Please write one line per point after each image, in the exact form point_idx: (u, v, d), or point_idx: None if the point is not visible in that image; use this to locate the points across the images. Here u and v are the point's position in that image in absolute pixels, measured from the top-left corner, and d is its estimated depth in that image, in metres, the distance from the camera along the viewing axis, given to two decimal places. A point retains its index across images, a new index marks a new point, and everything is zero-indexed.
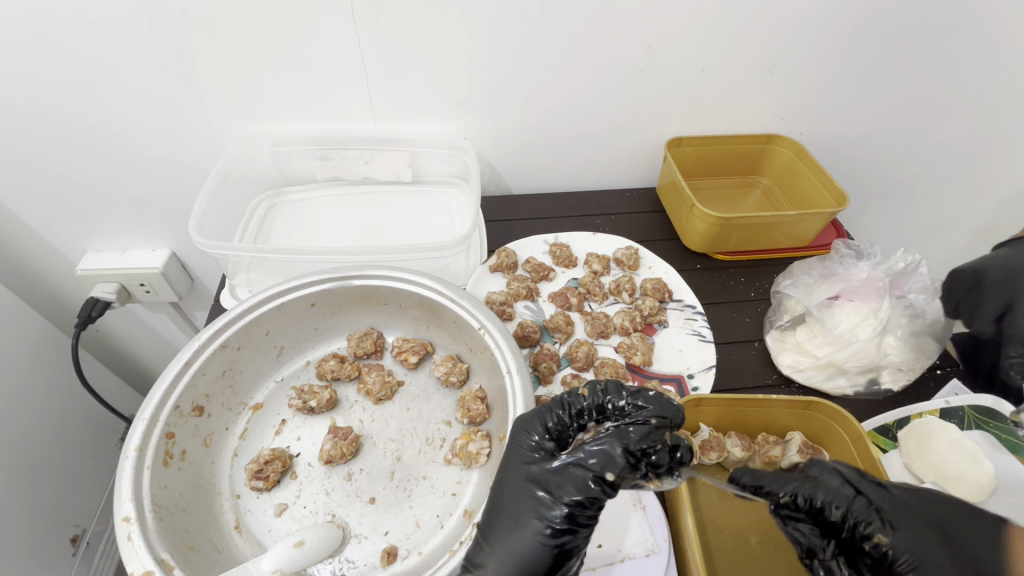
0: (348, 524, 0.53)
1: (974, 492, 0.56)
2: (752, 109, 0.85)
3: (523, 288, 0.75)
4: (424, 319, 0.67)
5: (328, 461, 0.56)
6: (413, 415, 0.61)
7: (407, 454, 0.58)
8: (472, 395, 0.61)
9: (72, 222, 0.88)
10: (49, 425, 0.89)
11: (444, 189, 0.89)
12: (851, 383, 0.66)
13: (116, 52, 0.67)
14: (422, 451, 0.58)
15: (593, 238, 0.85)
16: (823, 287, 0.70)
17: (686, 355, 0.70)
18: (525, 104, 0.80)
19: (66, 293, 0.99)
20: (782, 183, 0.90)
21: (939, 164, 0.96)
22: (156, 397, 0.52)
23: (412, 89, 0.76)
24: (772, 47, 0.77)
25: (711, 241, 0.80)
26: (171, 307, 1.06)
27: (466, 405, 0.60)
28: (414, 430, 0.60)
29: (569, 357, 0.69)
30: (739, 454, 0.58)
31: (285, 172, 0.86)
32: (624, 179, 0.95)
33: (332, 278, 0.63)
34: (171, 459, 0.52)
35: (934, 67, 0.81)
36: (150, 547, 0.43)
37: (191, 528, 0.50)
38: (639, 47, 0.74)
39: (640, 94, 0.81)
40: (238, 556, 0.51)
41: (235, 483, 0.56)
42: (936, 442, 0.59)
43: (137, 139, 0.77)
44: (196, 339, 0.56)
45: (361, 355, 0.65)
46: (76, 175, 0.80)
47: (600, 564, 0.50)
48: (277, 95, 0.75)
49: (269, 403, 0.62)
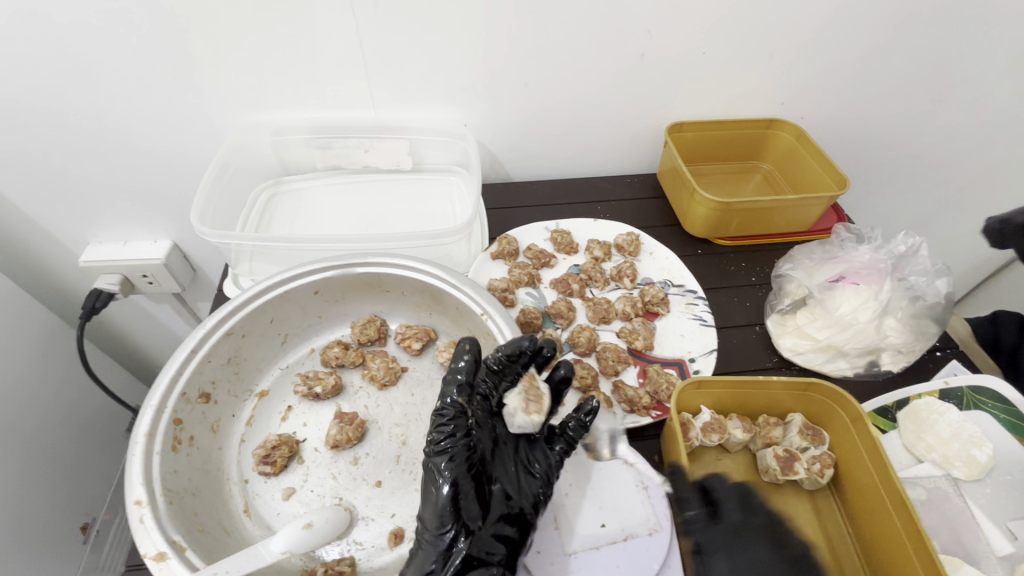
0: (355, 506, 0.54)
1: (972, 471, 0.57)
2: (753, 94, 0.85)
3: (525, 275, 0.76)
4: (427, 306, 0.67)
5: (334, 446, 0.56)
6: (468, 435, 0.48)
7: (492, 551, 0.46)
8: (550, 447, 0.53)
9: (74, 217, 0.88)
10: (57, 419, 0.90)
11: (445, 177, 0.89)
12: (851, 365, 0.67)
13: (113, 44, 0.67)
14: (499, 524, 0.47)
15: (594, 224, 0.85)
16: (825, 269, 0.71)
17: (687, 339, 0.71)
18: (525, 91, 0.80)
19: (69, 284, 0.99)
20: (783, 167, 0.90)
21: (941, 148, 0.96)
22: (163, 384, 0.52)
23: (412, 74, 0.76)
24: (772, 30, 0.76)
25: (714, 226, 0.80)
26: (174, 299, 1.06)
27: (523, 452, 0.53)
28: (445, 452, 0.46)
29: (571, 343, 0.70)
30: (740, 436, 0.59)
31: (285, 162, 0.86)
32: (625, 165, 0.95)
33: (334, 265, 0.63)
34: (180, 444, 0.52)
35: (931, 49, 0.80)
36: (161, 529, 0.44)
37: (201, 512, 0.50)
38: (640, 30, 0.74)
39: (640, 79, 0.80)
40: (247, 539, 0.52)
41: (243, 468, 0.57)
42: (947, 410, 0.61)
43: (137, 131, 0.77)
44: (201, 327, 0.57)
45: (365, 341, 0.66)
46: (76, 168, 0.80)
47: (604, 543, 0.51)
48: (277, 83, 0.75)
49: (275, 391, 0.63)
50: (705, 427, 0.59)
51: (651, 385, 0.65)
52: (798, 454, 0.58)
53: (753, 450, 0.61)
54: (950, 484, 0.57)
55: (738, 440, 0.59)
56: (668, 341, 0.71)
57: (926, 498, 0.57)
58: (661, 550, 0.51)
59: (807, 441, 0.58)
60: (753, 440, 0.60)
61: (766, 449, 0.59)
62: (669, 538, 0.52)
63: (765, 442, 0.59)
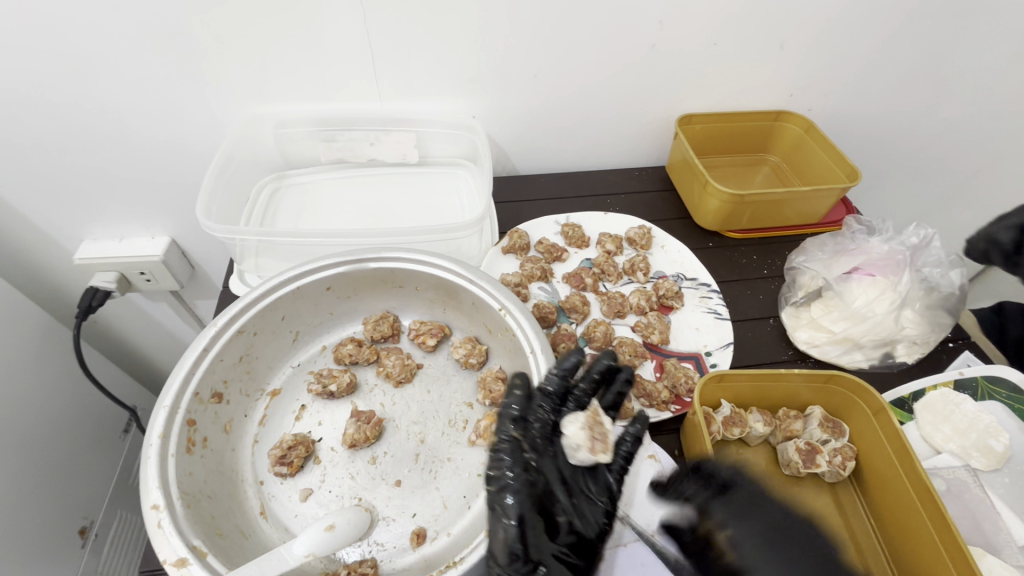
0: (375, 506, 0.52)
1: (992, 460, 0.58)
2: (763, 85, 0.85)
3: (537, 269, 0.74)
4: (441, 302, 0.66)
5: (351, 445, 0.55)
6: (526, 470, 0.46)
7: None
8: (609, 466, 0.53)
9: (68, 213, 0.85)
10: (53, 421, 0.88)
11: (452, 170, 0.87)
12: (867, 357, 0.67)
13: (111, 33, 0.64)
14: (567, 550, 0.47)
15: (604, 218, 0.84)
16: (841, 261, 0.70)
17: (703, 333, 0.70)
18: (534, 83, 0.79)
19: (63, 283, 0.96)
20: (792, 160, 0.90)
21: (945, 140, 0.97)
22: (176, 384, 0.51)
23: (420, 64, 0.74)
24: (783, 21, 0.75)
25: (725, 219, 0.79)
26: (172, 296, 1.04)
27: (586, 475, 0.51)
28: (508, 487, 0.45)
29: (587, 338, 0.69)
30: (762, 429, 0.58)
31: (288, 155, 0.84)
32: (632, 158, 0.94)
33: (347, 261, 0.62)
34: (194, 446, 0.51)
35: (940, 41, 0.80)
36: (181, 534, 0.43)
37: (218, 516, 0.49)
38: (652, 20, 0.73)
39: (651, 70, 0.79)
40: (266, 542, 0.50)
41: (258, 469, 0.55)
42: (962, 401, 0.62)
43: (136, 124, 0.75)
44: (213, 325, 0.55)
45: (379, 338, 0.64)
46: (71, 162, 0.78)
47: (631, 540, 0.52)
48: (281, 74, 0.73)
49: (287, 389, 0.61)
50: (726, 420, 0.58)
51: (669, 379, 0.64)
52: (819, 446, 0.57)
53: (773, 444, 0.61)
54: (970, 474, 0.58)
55: (759, 434, 0.59)
56: (683, 334, 0.70)
57: (946, 488, 0.57)
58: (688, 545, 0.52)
59: (828, 434, 0.58)
60: (773, 433, 0.60)
61: (788, 442, 0.59)
62: None
63: (786, 435, 0.59)
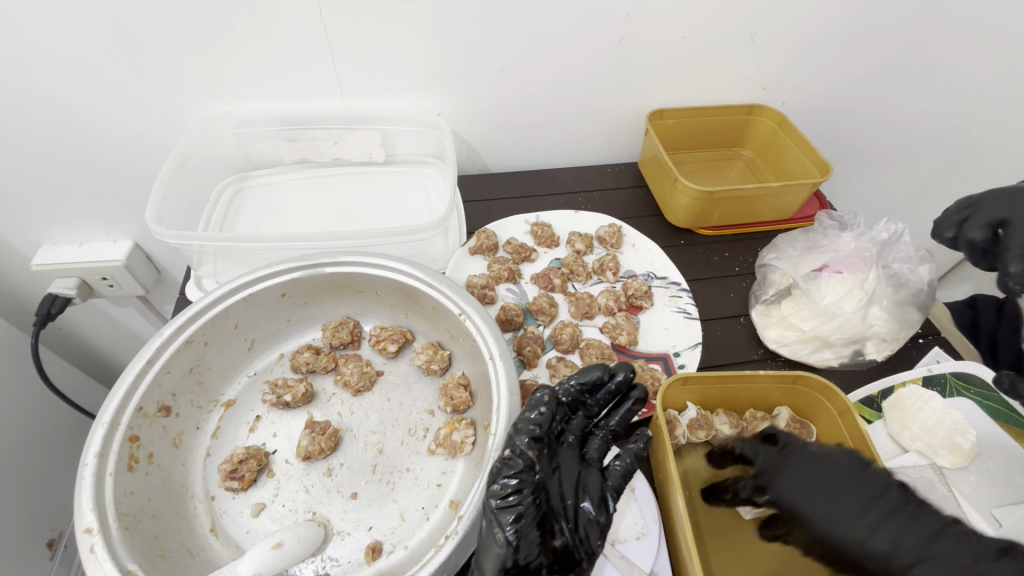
0: (329, 521, 0.51)
1: (958, 458, 0.57)
2: (735, 78, 0.83)
3: (504, 270, 0.73)
4: (402, 306, 0.65)
5: (306, 457, 0.54)
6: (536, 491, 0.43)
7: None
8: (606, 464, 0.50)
9: (23, 218, 0.82)
10: (15, 431, 0.85)
11: (419, 169, 0.85)
12: (837, 355, 0.66)
13: (52, 31, 0.61)
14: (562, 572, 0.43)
15: (575, 216, 0.82)
16: (810, 258, 0.69)
17: (672, 333, 0.69)
18: (501, 78, 0.77)
19: (23, 289, 0.93)
20: (765, 154, 0.89)
21: (921, 132, 0.96)
22: (116, 400, 0.49)
23: (383, 60, 0.72)
24: (753, 13, 0.74)
25: (696, 216, 0.78)
26: (138, 301, 1.01)
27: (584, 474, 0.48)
28: (514, 507, 0.42)
29: (554, 340, 0.68)
30: (728, 431, 0.58)
31: (250, 155, 0.81)
32: (605, 154, 0.92)
33: (301, 266, 0.60)
34: (137, 463, 0.49)
35: (913, 32, 0.79)
36: (115, 559, 0.41)
37: (162, 535, 0.47)
38: (618, 13, 0.71)
39: (621, 64, 0.77)
40: (214, 561, 0.49)
41: (209, 484, 0.54)
42: (931, 398, 0.60)
43: (87, 126, 0.72)
44: (158, 336, 0.53)
45: (338, 345, 0.63)
46: (20, 165, 0.75)
47: None
48: (239, 72, 0.70)
49: (242, 400, 0.59)
50: (692, 423, 0.58)
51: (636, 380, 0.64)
52: None
53: None
54: (936, 474, 0.57)
55: (724, 436, 0.58)
56: (652, 335, 0.69)
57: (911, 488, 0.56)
58: (650, 555, 0.50)
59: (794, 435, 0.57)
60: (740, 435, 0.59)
61: None
62: (658, 542, 0.51)
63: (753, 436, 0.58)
